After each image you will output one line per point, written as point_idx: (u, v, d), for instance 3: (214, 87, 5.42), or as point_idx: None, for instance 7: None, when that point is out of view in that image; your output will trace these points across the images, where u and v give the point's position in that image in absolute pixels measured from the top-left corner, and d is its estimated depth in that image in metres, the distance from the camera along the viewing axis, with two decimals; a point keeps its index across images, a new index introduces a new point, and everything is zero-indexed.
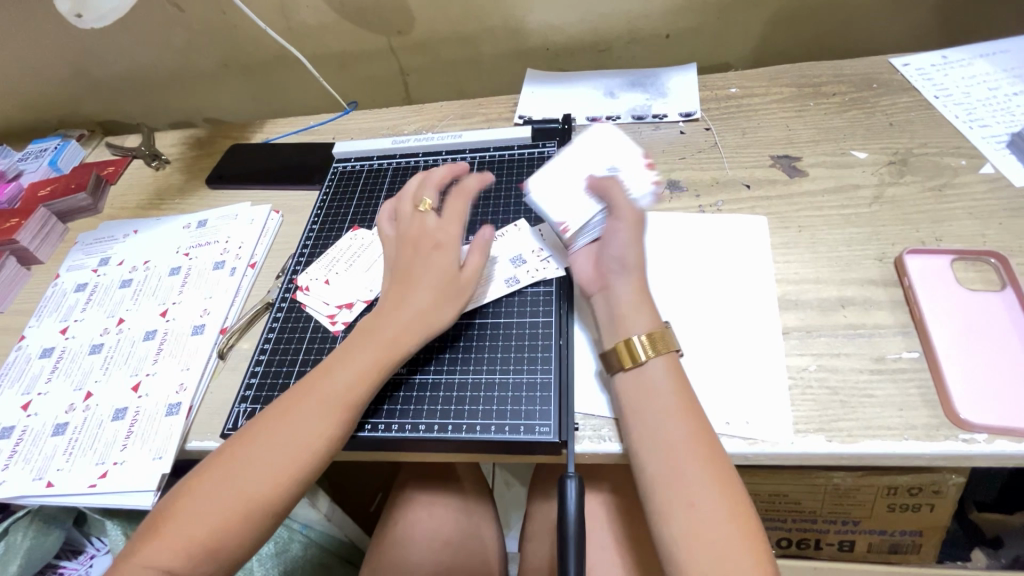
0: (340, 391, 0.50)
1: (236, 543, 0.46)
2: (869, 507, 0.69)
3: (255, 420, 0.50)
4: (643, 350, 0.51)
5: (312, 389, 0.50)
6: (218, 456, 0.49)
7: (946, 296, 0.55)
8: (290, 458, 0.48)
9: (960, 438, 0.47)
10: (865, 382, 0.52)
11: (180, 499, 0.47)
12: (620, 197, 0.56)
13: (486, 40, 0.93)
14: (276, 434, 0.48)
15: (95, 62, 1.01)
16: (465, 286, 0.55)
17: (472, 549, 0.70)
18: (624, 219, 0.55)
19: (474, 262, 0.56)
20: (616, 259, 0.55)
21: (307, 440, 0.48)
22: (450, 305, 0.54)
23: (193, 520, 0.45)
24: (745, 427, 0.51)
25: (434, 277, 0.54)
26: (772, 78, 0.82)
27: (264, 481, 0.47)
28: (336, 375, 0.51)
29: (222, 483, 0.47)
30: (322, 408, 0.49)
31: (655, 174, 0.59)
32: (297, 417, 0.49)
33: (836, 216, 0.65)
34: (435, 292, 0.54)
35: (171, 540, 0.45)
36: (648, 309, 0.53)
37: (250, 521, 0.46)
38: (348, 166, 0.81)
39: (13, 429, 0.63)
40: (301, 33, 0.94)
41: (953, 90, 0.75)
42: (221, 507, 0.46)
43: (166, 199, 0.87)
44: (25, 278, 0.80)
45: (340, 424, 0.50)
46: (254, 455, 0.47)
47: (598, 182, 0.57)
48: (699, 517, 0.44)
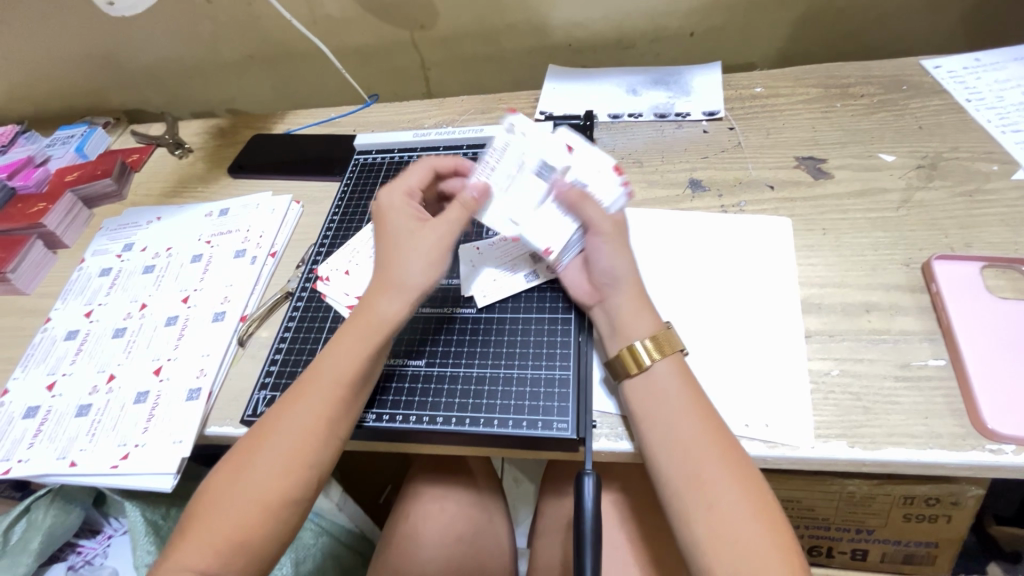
0: (340, 376, 0.50)
1: (267, 537, 0.46)
2: (885, 516, 0.68)
3: (268, 414, 0.51)
4: (647, 358, 0.50)
5: (313, 377, 0.51)
6: (235, 453, 0.49)
7: (974, 304, 0.54)
8: (303, 444, 0.48)
9: (987, 449, 0.47)
10: (890, 389, 0.51)
11: (208, 497, 0.47)
12: (592, 210, 0.56)
13: (509, 35, 0.92)
14: (285, 424, 0.49)
15: (122, 51, 1.02)
16: (439, 240, 0.54)
17: (482, 545, 0.70)
18: (601, 234, 0.55)
19: (449, 216, 0.55)
20: (603, 273, 0.55)
21: (321, 424, 0.49)
22: (426, 263, 0.53)
23: (222, 519, 0.46)
24: (766, 430, 0.50)
25: (408, 241, 0.55)
26: (797, 78, 0.80)
27: (285, 470, 0.47)
28: (338, 356, 0.51)
29: (246, 477, 0.47)
30: (329, 391, 0.50)
31: (623, 179, 0.58)
32: (309, 401, 0.50)
33: (861, 220, 0.64)
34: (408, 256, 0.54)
35: (202, 540, 0.45)
36: (647, 314, 0.53)
37: (279, 514, 0.47)
38: (368, 158, 0.81)
39: (38, 408, 0.64)
40: (324, 26, 0.95)
41: (985, 94, 0.73)
42: (249, 501, 0.46)
43: (189, 187, 0.88)
44: (51, 261, 0.81)
45: (347, 404, 0.50)
46: (273, 446, 0.48)
47: (574, 193, 0.56)
48: (718, 519, 0.43)
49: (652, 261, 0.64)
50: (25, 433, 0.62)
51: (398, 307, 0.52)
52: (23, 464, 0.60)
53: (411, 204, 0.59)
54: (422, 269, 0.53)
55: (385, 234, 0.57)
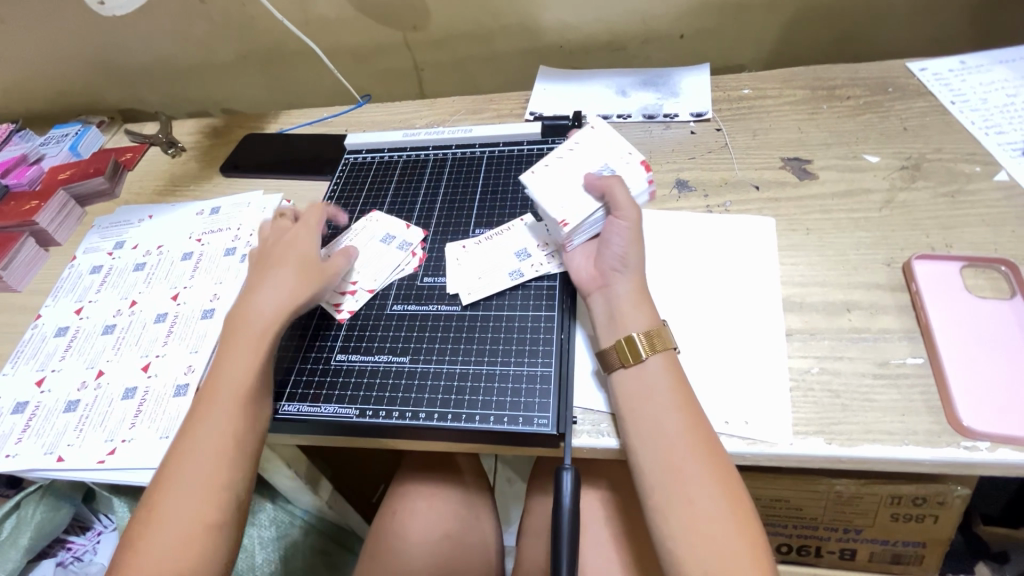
0: (236, 385, 0.52)
1: (205, 556, 0.47)
2: (871, 516, 0.68)
3: (183, 433, 0.51)
4: (643, 349, 0.51)
5: (212, 392, 0.52)
6: (157, 480, 0.50)
7: (953, 303, 0.54)
8: (220, 456, 0.50)
9: (962, 446, 0.47)
10: (868, 387, 0.51)
11: (143, 527, 0.48)
12: (621, 194, 0.57)
13: (500, 36, 0.93)
14: (198, 438, 0.50)
15: (117, 51, 1.03)
16: (314, 277, 0.59)
17: (469, 542, 0.71)
18: (624, 217, 0.56)
19: (330, 267, 0.61)
20: (617, 259, 0.56)
21: (225, 436, 0.50)
22: (306, 289, 0.58)
23: (155, 546, 0.46)
24: (745, 427, 0.51)
25: (292, 262, 0.60)
26: (785, 80, 0.81)
27: (203, 489, 0.48)
28: (227, 374, 0.53)
29: (171, 503, 0.48)
30: (228, 406, 0.51)
31: (649, 173, 0.60)
32: (213, 419, 0.51)
33: (844, 220, 0.64)
34: (299, 276, 0.59)
35: (144, 569, 0.46)
36: (647, 307, 0.53)
37: (211, 531, 0.48)
38: (359, 158, 0.82)
39: (27, 404, 0.65)
40: (317, 26, 0.95)
41: (970, 96, 0.74)
42: (178, 524, 0.47)
43: (181, 185, 0.88)
44: (43, 259, 0.82)
45: (248, 413, 0.52)
46: (190, 466, 0.49)
47: (605, 179, 0.58)
48: (694, 514, 0.44)
49: None
50: (13, 428, 0.63)
51: (271, 319, 0.56)
52: (11, 459, 0.60)
53: (307, 231, 0.64)
54: (294, 297, 0.57)
55: (266, 252, 0.62)
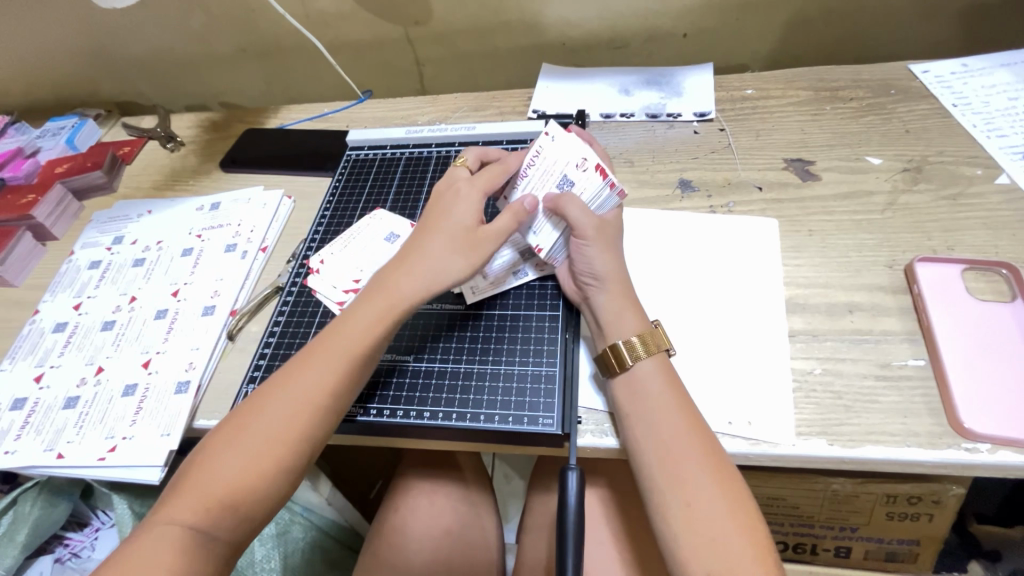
0: (354, 344, 0.51)
1: (259, 498, 0.46)
2: (867, 514, 0.69)
3: (280, 372, 0.51)
4: (627, 355, 0.51)
5: (328, 342, 0.51)
6: (237, 415, 0.49)
7: (954, 306, 0.54)
8: (312, 408, 0.49)
9: (963, 448, 0.47)
10: (870, 388, 0.52)
11: (213, 449, 0.47)
12: (575, 213, 0.55)
13: (503, 33, 0.92)
14: (296, 382, 0.49)
15: (114, 43, 1.02)
16: (483, 243, 0.54)
17: (469, 539, 0.71)
18: (585, 234, 0.55)
19: (502, 223, 0.54)
20: (588, 272, 0.55)
21: (325, 391, 0.49)
22: (459, 260, 0.53)
23: (213, 475, 0.46)
24: (748, 428, 0.51)
25: (451, 230, 0.55)
26: (788, 81, 0.81)
27: (280, 435, 0.47)
28: (351, 330, 0.52)
29: (241, 437, 0.47)
30: (337, 362, 0.50)
31: (608, 180, 0.57)
32: (314, 371, 0.50)
33: (847, 221, 0.65)
34: (453, 244, 0.54)
35: (199, 493, 0.45)
36: (630, 312, 0.53)
37: (277, 475, 0.47)
38: (360, 154, 0.81)
39: (25, 400, 0.64)
40: (318, 20, 0.95)
41: (972, 99, 0.74)
42: (243, 457, 0.46)
43: (180, 180, 0.88)
44: (41, 254, 0.81)
45: (352, 379, 0.51)
46: (271, 412, 0.48)
47: (555, 200, 0.56)
48: (697, 516, 0.44)
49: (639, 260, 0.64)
50: (12, 424, 0.62)
51: (424, 292, 0.53)
52: (10, 455, 0.59)
53: (469, 189, 0.57)
54: (463, 269, 0.53)
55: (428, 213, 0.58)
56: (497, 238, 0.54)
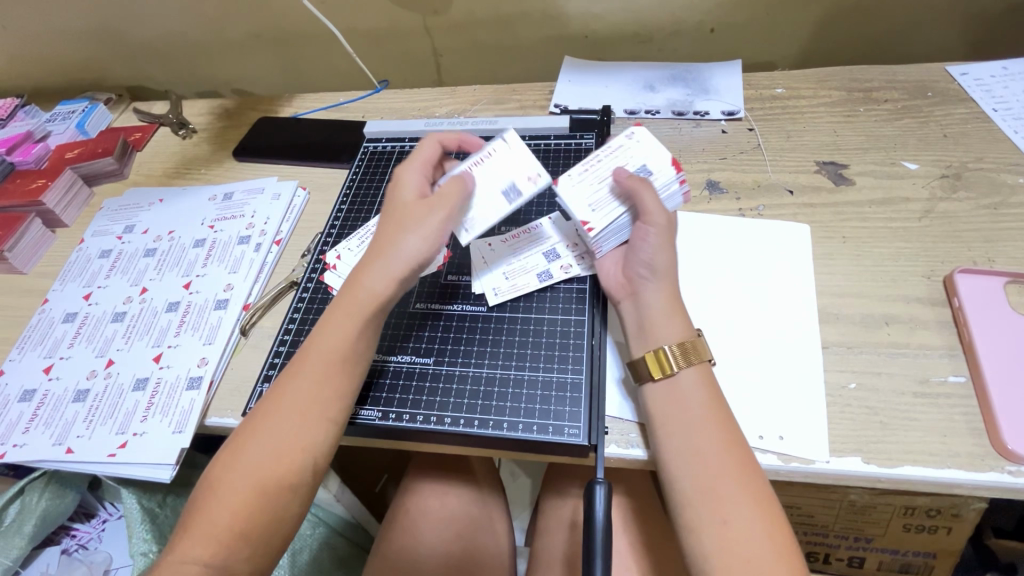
0: (342, 355, 0.50)
1: (270, 519, 0.45)
2: (884, 526, 0.67)
3: (277, 386, 0.49)
4: (673, 362, 0.49)
5: (315, 355, 0.50)
6: (238, 433, 0.48)
7: (997, 320, 0.52)
8: (305, 424, 0.47)
9: (1006, 470, 0.46)
10: (908, 405, 0.50)
11: (217, 471, 0.46)
12: (648, 198, 0.53)
13: (525, 24, 0.90)
14: (289, 397, 0.48)
15: (127, 26, 0.99)
16: (431, 212, 0.52)
17: (482, 542, 0.70)
18: (654, 223, 0.53)
19: (445, 191, 0.53)
20: (645, 264, 0.53)
21: (315, 406, 0.48)
22: (414, 241, 0.51)
23: (219, 504, 0.44)
24: (780, 443, 0.49)
25: (402, 218, 0.53)
26: (820, 80, 0.79)
27: (279, 453, 0.46)
28: (335, 340, 0.50)
29: (240, 461, 0.46)
30: (319, 371, 0.49)
31: (681, 175, 0.55)
32: (301, 385, 0.48)
33: (882, 228, 0.62)
34: (405, 227, 0.52)
35: (207, 518, 0.44)
36: (679, 316, 0.52)
37: (279, 498, 0.45)
38: (378, 146, 0.79)
39: (35, 392, 0.63)
40: (335, 6, 0.92)
41: (1013, 104, 0.71)
42: (245, 482, 0.45)
43: (192, 168, 0.86)
44: (50, 240, 0.79)
45: (337, 383, 0.49)
46: (267, 430, 0.47)
47: (631, 180, 0.54)
48: (731, 535, 0.42)
49: None
50: (21, 417, 0.61)
51: (386, 284, 0.51)
52: (19, 449, 0.58)
53: (414, 176, 0.56)
54: (418, 246, 0.51)
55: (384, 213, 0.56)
56: (441, 205, 0.52)
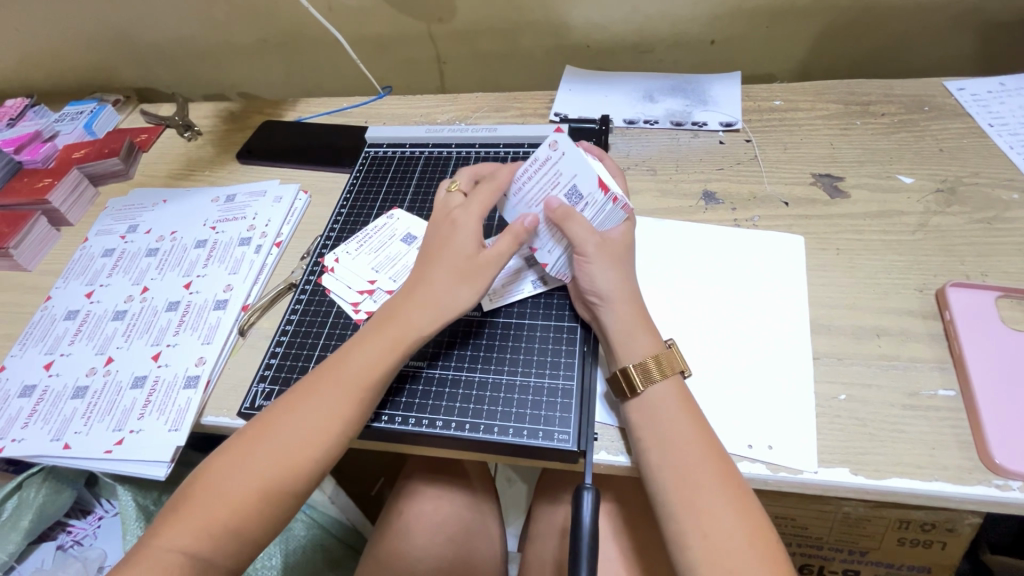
0: (365, 375, 0.50)
1: (262, 521, 0.46)
2: (878, 539, 0.67)
3: (292, 394, 0.50)
4: (639, 379, 0.50)
5: (337, 370, 0.50)
6: (243, 435, 0.48)
7: (987, 334, 0.53)
8: (316, 440, 0.47)
9: (993, 484, 0.46)
10: (897, 417, 0.50)
11: (217, 468, 0.46)
12: (578, 229, 0.54)
13: (527, 33, 0.91)
14: (304, 410, 0.48)
15: (137, 29, 1.01)
16: (487, 270, 0.53)
17: (474, 547, 0.70)
18: (585, 253, 0.54)
19: (502, 246, 0.53)
20: (592, 291, 0.54)
21: (332, 424, 0.48)
22: (465, 289, 0.52)
23: (212, 502, 0.45)
24: (768, 452, 0.50)
25: (450, 263, 0.53)
26: (818, 93, 0.79)
27: (287, 461, 0.46)
28: (362, 360, 0.50)
29: (244, 462, 0.46)
30: (346, 391, 0.49)
31: (611, 194, 0.55)
32: (322, 400, 0.49)
33: (876, 241, 0.63)
34: (457, 276, 0.53)
35: (200, 515, 0.44)
36: (641, 332, 0.52)
37: (274, 505, 0.46)
38: (379, 152, 0.80)
39: (35, 387, 0.64)
40: (341, 14, 0.93)
41: (1009, 120, 0.72)
42: (245, 482, 0.45)
43: (196, 170, 0.87)
44: (55, 239, 0.80)
45: (362, 409, 0.50)
46: (276, 439, 0.47)
47: (559, 211, 0.54)
48: (717, 547, 0.42)
49: (660, 273, 0.63)
50: (21, 412, 0.62)
51: (429, 322, 0.52)
52: (18, 443, 0.59)
53: (471, 217, 0.55)
54: (467, 298, 0.52)
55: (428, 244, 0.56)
56: (500, 262, 0.53)
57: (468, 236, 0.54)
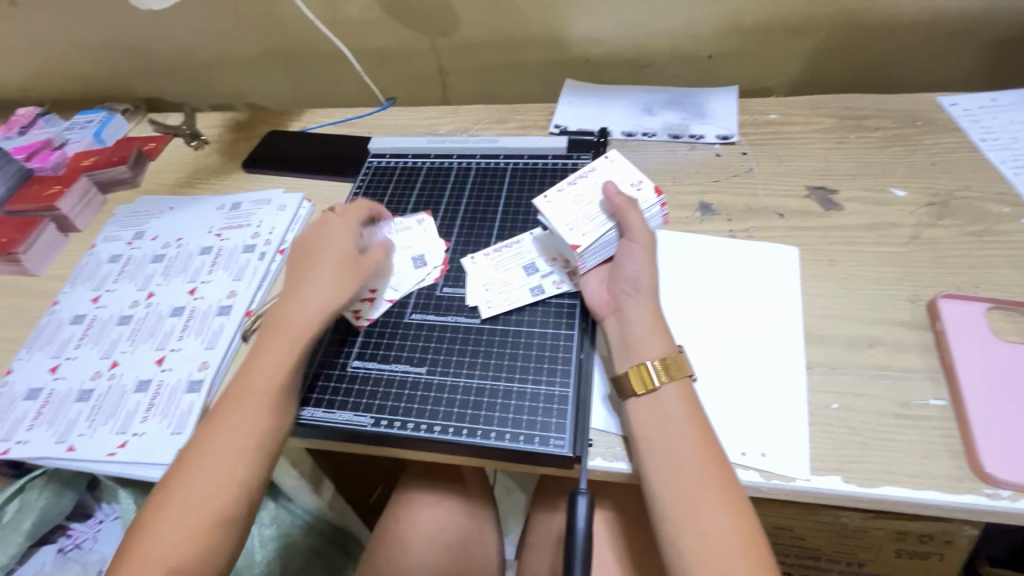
0: (266, 384, 0.53)
1: (212, 547, 0.48)
2: (876, 550, 0.67)
3: (209, 422, 0.52)
4: (655, 375, 0.51)
5: (241, 389, 0.53)
6: (171, 472, 0.50)
7: (978, 346, 0.53)
8: (239, 458, 0.50)
9: (984, 493, 0.47)
10: (888, 426, 0.51)
11: (153, 513, 0.48)
12: (634, 218, 0.57)
13: (528, 47, 0.93)
14: (221, 434, 0.51)
15: (147, 41, 1.04)
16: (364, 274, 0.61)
17: (469, 555, 0.70)
18: (637, 240, 0.56)
19: (373, 257, 0.63)
20: (630, 282, 0.55)
21: (248, 440, 0.51)
22: (348, 289, 0.59)
23: (158, 541, 0.47)
24: (762, 460, 0.50)
25: (329, 262, 0.60)
26: (813, 108, 0.81)
27: (219, 487, 0.49)
28: (260, 372, 0.54)
29: (178, 498, 0.48)
30: (254, 406, 0.52)
31: (661, 198, 0.60)
32: (236, 418, 0.51)
33: (869, 253, 0.64)
34: (340, 276, 0.59)
35: (148, 557, 0.46)
36: (659, 332, 0.53)
37: (218, 532, 0.48)
38: (382, 161, 0.82)
39: (40, 391, 0.65)
40: (346, 27, 0.96)
41: (1000, 135, 0.73)
42: (186, 516, 0.47)
43: (203, 178, 0.89)
44: (62, 244, 0.82)
45: (273, 416, 0.52)
46: (203, 467, 0.49)
47: (622, 199, 0.59)
48: (709, 551, 0.43)
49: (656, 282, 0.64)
50: (26, 415, 0.63)
51: (315, 315, 0.57)
52: (22, 445, 0.60)
53: (342, 229, 0.63)
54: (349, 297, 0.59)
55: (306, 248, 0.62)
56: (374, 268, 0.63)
57: (341, 244, 0.62)
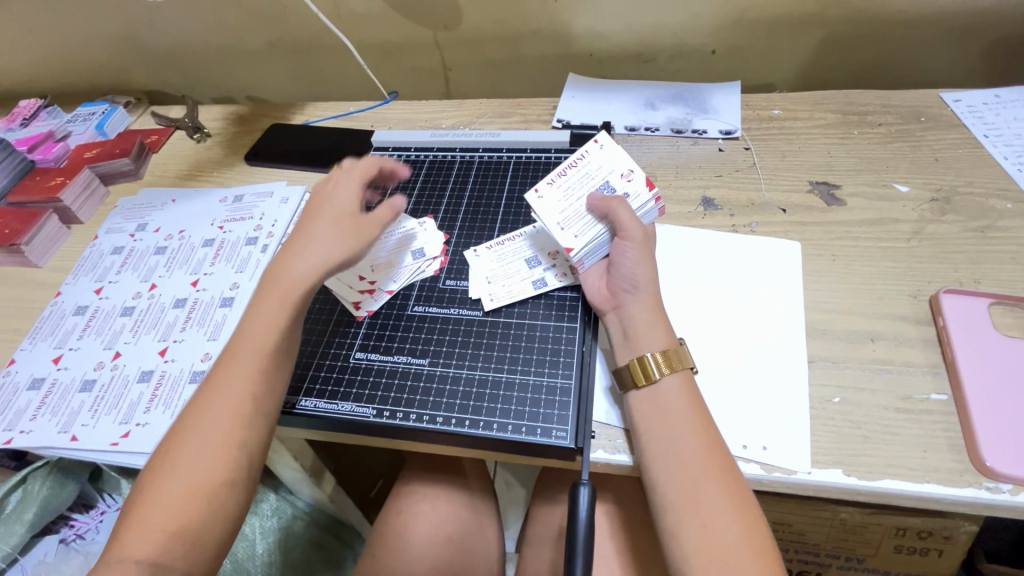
0: (259, 347, 0.52)
1: (214, 512, 0.47)
2: (875, 546, 0.67)
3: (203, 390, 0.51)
4: (655, 367, 0.51)
5: (233, 354, 0.52)
6: (167, 440, 0.50)
7: (980, 341, 0.53)
8: (235, 421, 0.49)
9: (984, 487, 0.47)
10: (889, 421, 0.51)
11: (153, 481, 0.47)
12: (624, 214, 0.57)
13: (532, 41, 0.93)
14: (215, 399, 0.50)
15: (150, 33, 1.03)
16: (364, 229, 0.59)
17: (470, 546, 0.71)
18: (630, 237, 0.56)
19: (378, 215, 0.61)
20: (627, 280, 0.55)
21: (243, 402, 0.50)
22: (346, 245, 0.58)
23: (158, 507, 0.46)
24: (763, 453, 0.50)
25: (332, 218, 0.59)
26: (817, 103, 0.81)
27: (216, 451, 0.48)
28: (253, 335, 0.53)
29: (176, 463, 0.48)
30: (249, 368, 0.51)
31: (654, 190, 0.59)
32: (229, 382, 0.51)
33: (872, 248, 0.64)
34: (338, 229, 0.58)
35: (147, 524, 0.45)
36: (660, 326, 0.53)
37: (220, 497, 0.47)
38: (385, 154, 0.82)
39: (43, 380, 0.65)
40: (349, 20, 0.96)
41: (1004, 131, 0.73)
42: (185, 480, 0.47)
43: (205, 171, 0.89)
44: (64, 237, 0.82)
45: (267, 378, 0.52)
46: (199, 432, 0.49)
47: (607, 199, 0.58)
48: (710, 539, 0.43)
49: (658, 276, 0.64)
50: (29, 404, 0.63)
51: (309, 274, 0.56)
52: (26, 435, 0.60)
53: (348, 187, 0.62)
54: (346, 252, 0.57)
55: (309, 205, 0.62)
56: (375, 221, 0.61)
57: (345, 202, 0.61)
